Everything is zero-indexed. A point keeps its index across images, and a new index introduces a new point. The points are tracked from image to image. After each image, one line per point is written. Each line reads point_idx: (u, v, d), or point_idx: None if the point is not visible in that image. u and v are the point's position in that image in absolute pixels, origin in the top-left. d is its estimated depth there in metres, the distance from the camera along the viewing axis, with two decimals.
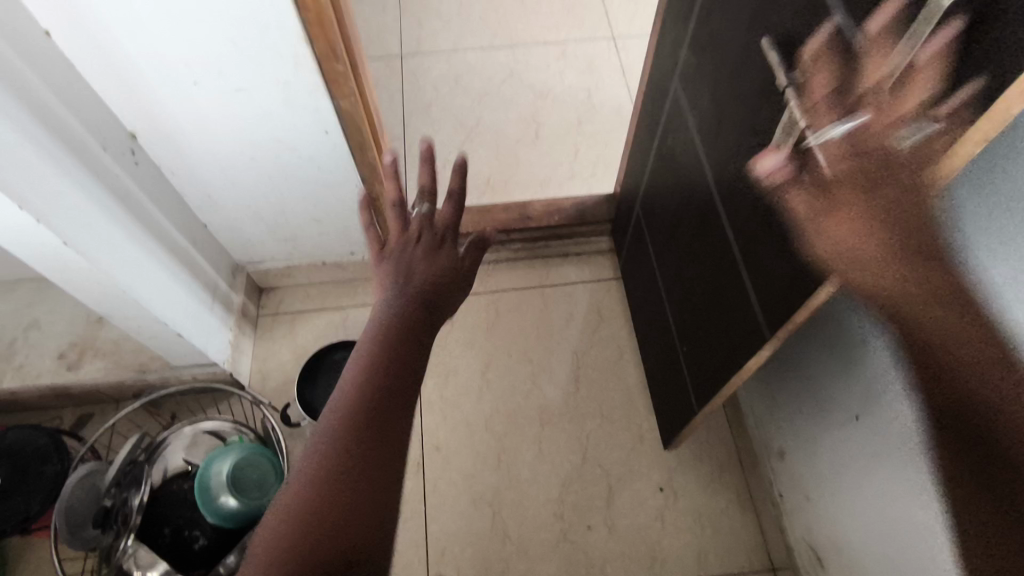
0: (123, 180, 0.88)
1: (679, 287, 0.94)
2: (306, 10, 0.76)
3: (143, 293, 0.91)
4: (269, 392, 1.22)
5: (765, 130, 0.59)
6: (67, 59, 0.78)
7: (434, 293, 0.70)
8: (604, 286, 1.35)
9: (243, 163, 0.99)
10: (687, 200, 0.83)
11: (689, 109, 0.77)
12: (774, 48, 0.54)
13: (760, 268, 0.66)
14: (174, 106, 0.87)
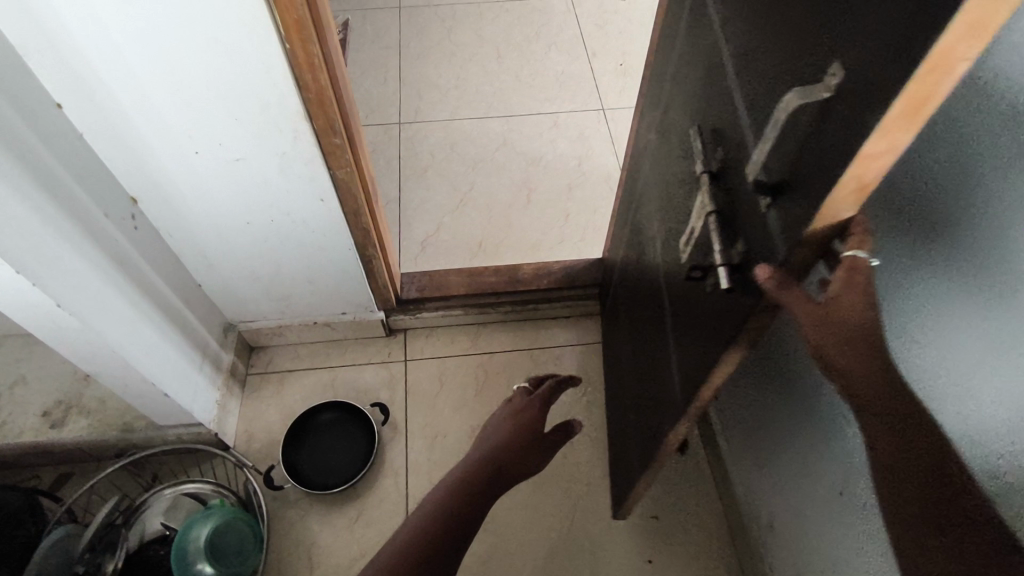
0: (122, 244, 0.91)
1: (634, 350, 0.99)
2: (308, 90, 0.81)
3: (135, 355, 0.92)
4: (254, 453, 1.21)
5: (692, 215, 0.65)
6: (76, 129, 0.82)
7: (518, 445, 0.87)
8: (594, 350, 1.36)
9: (239, 227, 1.02)
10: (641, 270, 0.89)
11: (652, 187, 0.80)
12: (701, 135, 0.61)
13: (682, 344, 0.71)
14: (175, 173, 0.90)
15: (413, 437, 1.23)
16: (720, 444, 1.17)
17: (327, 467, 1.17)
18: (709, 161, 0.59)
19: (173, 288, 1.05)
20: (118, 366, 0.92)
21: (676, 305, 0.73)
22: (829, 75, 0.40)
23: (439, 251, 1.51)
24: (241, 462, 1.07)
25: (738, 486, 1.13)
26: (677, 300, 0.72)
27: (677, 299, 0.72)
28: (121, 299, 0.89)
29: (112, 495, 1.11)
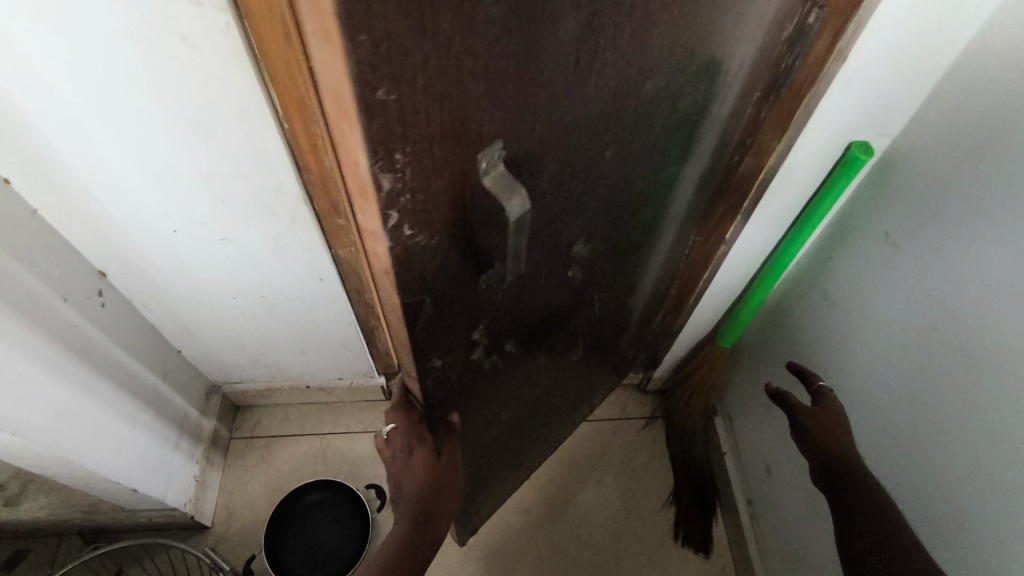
0: (86, 329, 0.78)
1: (588, 379, 1.02)
2: (310, 175, 0.68)
3: (92, 456, 0.80)
4: (234, 535, 1.09)
5: (558, 294, 0.67)
6: (28, 204, 0.67)
7: (430, 502, 0.67)
8: (610, 428, 1.24)
9: (225, 301, 0.88)
10: (626, 323, 0.97)
11: (594, 237, 0.62)
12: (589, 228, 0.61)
13: (500, 396, 0.76)
14: (149, 249, 0.76)
15: None
16: (750, 555, 1.07)
17: (314, 557, 1.06)
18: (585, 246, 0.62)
19: (148, 362, 0.91)
20: (72, 469, 0.79)
21: (532, 360, 0.76)
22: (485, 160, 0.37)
23: None
24: (217, 566, 0.92)
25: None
26: (528, 358, 0.75)
27: (530, 356, 0.75)
28: (81, 395, 0.76)
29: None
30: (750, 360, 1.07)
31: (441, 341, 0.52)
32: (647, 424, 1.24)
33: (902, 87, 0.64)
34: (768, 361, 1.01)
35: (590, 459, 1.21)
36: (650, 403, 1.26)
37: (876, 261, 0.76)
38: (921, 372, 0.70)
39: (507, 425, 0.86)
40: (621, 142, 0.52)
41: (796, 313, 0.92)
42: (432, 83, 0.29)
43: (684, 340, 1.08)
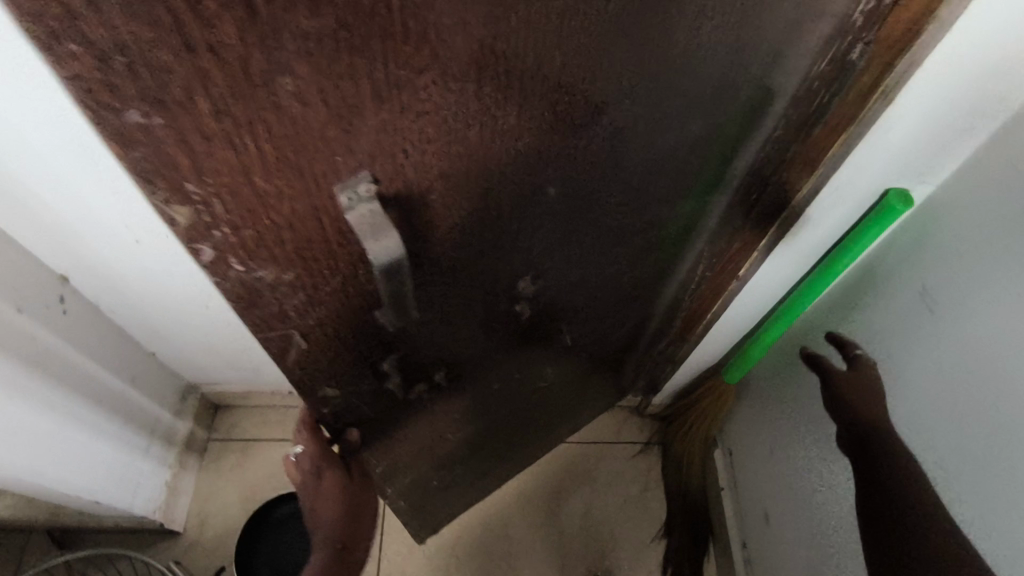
0: (45, 340, 0.74)
1: (573, 404, 0.96)
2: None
3: (49, 470, 0.76)
4: (206, 543, 1.06)
5: (513, 319, 0.60)
6: None
7: (345, 523, 0.59)
8: (605, 451, 1.17)
9: (196, 308, 0.84)
10: (618, 348, 0.92)
11: (562, 266, 0.55)
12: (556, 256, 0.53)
13: (454, 420, 0.70)
14: (111, 255, 0.72)
15: (388, 539, 1.07)
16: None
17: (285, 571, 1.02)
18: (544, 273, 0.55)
19: (116, 368, 0.87)
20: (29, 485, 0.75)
21: (488, 384, 0.70)
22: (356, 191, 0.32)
23: None
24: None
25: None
26: (484, 382, 0.68)
27: (485, 380, 0.68)
28: (36, 409, 0.72)
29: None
30: (754, 395, 1.00)
31: (337, 355, 0.48)
32: (643, 449, 1.17)
33: (939, 130, 0.56)
34: (777, 401, 0.93)
35: (579, 483, 1.15)
36: (648, 426, 1.19)
37: (884, 313, 0.70)
38: (947, 447, 0.61)
39: (471, 450, 0.81)
40: (594, 183, 0.46)
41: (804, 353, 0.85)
42: (245, 113, 0.25)
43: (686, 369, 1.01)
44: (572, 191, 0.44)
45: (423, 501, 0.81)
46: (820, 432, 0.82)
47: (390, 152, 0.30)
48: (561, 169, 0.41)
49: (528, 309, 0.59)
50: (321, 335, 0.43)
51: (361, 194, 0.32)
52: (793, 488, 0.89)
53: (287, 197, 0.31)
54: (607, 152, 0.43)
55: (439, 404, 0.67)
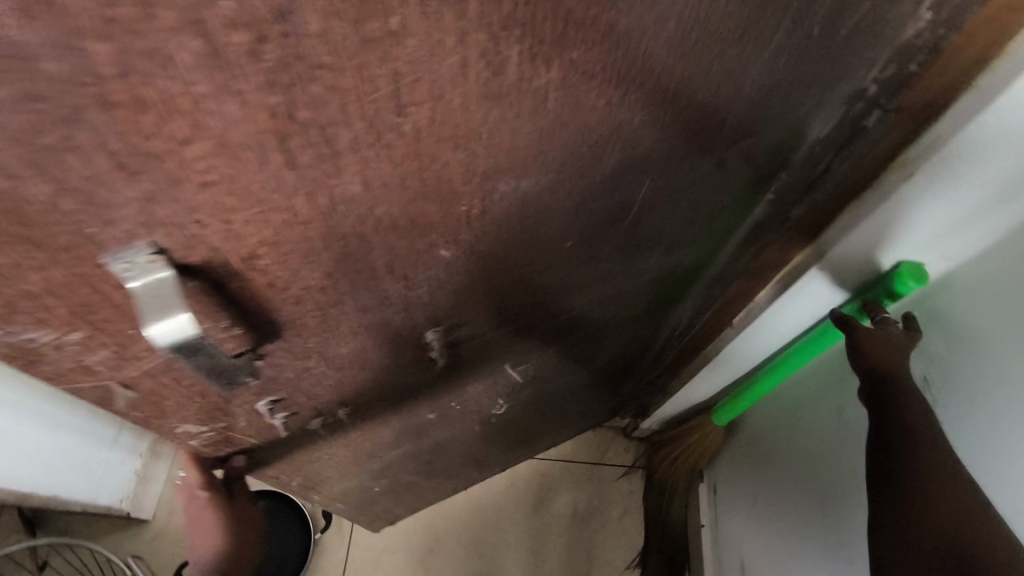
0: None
1: (549, 422, 0.92)
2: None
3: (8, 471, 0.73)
4: (171, 536, 1.03)
5: (483, 371, 0.52)
6: None
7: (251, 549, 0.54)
8: (585, 471, 1.13)
9: None
10: (605, 378, 0.86)
11: (539, 320, 0.48)
12: (532, 310, 0.45)
13: (414, 447, 0.64)
14: None
15: (356, 547, 1.05)
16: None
17: None
18: (523, 324, 0.47)
19: None
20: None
21: (456, 423, 0.63)
22: (134, 262, 0.20)
23: None
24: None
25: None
26: (450, 423, 0.61)
27: (452, 421, 0.61)
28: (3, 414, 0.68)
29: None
30: (749, 440, 0.94)
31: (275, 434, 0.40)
32: (626, 472, 1.13)
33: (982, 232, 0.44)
34: (778, 455, 0.85)
35: (557, 500, 1.11)
36: (635, 448, 1.15)
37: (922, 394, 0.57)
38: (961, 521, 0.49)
39: (427, 466, 0.76)
40: (556, 277, 0.41)
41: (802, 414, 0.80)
42: (9, 252, 0.19)
43: (677, 404, 0.95)
44: (522, 287, 0.39)
45: (371, 503, 0.79)
46: (817, 493, 0.75)
47: (262, 282, 0.25)
48: (514, 270, 0.36)
49: (497, 360, 0.51)
50: (231, 439, 0.39)
51: (142, 267, 0.21)
52: (783, 546, 0.82)
53: (49, 279, 0.20)
54: (565, 252, 0.38)
55: (400, 447, 0.60)
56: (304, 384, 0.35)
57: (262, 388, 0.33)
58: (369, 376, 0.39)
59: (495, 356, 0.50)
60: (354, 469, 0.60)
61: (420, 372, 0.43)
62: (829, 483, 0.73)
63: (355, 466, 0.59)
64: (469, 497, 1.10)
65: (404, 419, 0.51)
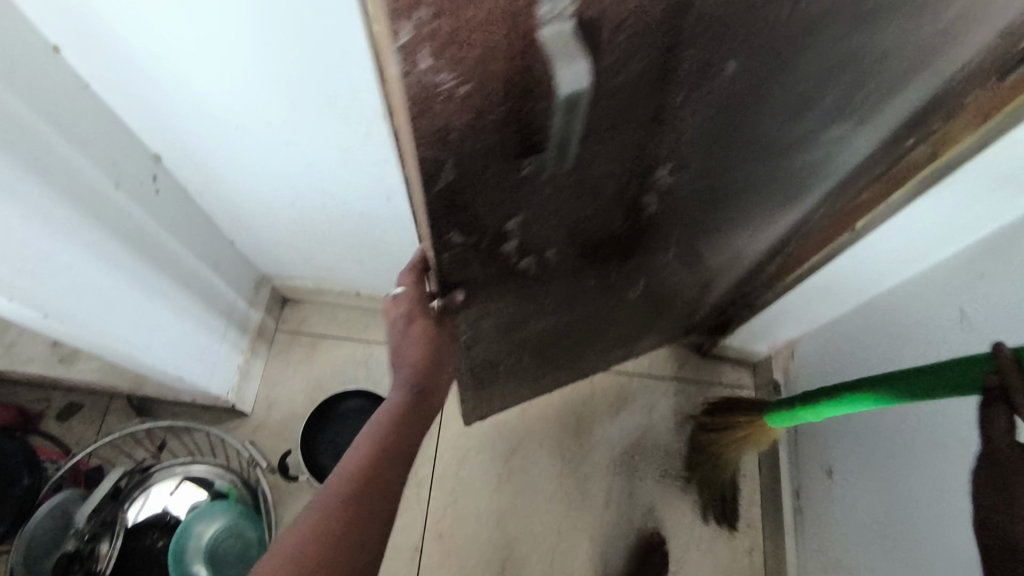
0: (134, 217, 0.72)
1: (649, 335, 1.02)
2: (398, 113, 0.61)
3: (141, 343, 0.78)
4: (273, 424, 1.11)
5: (642, 231, 0.58)
6: (89, 91, 0.62)
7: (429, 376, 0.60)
8: (663, 389, 1.17)
9: (283, 203, 0.84)
10: (697, 298, 0.93)
11: (707, 180, 0.54)
12: (703, 164, 0.50)
13: (554, 315, 0.73)
14: (213, 149, 0.72)
15: (443, 446, 1.11)
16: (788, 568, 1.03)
17: None
18: (695, 180, 0.52)
19: (199, 251, 0.88)
20: (128, 358, 0.78)
21: (593, 294, 0.70)
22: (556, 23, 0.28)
23: None
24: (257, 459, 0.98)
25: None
26: (588, 291, 0.69)
27: (590, 290, 0.69)
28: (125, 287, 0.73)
29: (121, 456, 1.04)
30: (818, 351, 0.98)
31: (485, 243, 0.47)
32: (702, 387, 1.17)
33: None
34: (852, 352, 0.89)
35: (635, 411, 1.16)
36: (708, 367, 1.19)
37: (997, 281, 0.63)
38: None
39: (548, 347, 0.84)
40: (737, 122, 0.46)
41: (876, 316, 0.83)
42: None
43: (756, 323, 1.03)
44: (737, 135, 0.48)
45: (483, 383, 0.86)
46: None
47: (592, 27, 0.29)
48: (715, 100, 0.42)
49: (656, 222, 0.57)
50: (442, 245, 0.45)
51: (561, 36, 0.29)
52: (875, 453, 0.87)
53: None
54: (794, 96, 0.46)
55: (550, 307, 0.69)
56: (533, 204, 0.45)
57: (521, 199, 0.44)
58: (585, 210, 0.49)
59: (659, 215, 0.56)
60: (517, 325, 0.70)
61: (602, 206, 0.49)
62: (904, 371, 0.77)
63: (512, 319, 0.67)
64: (550, 402, 1.15)
65: (556, 265, 0.58)
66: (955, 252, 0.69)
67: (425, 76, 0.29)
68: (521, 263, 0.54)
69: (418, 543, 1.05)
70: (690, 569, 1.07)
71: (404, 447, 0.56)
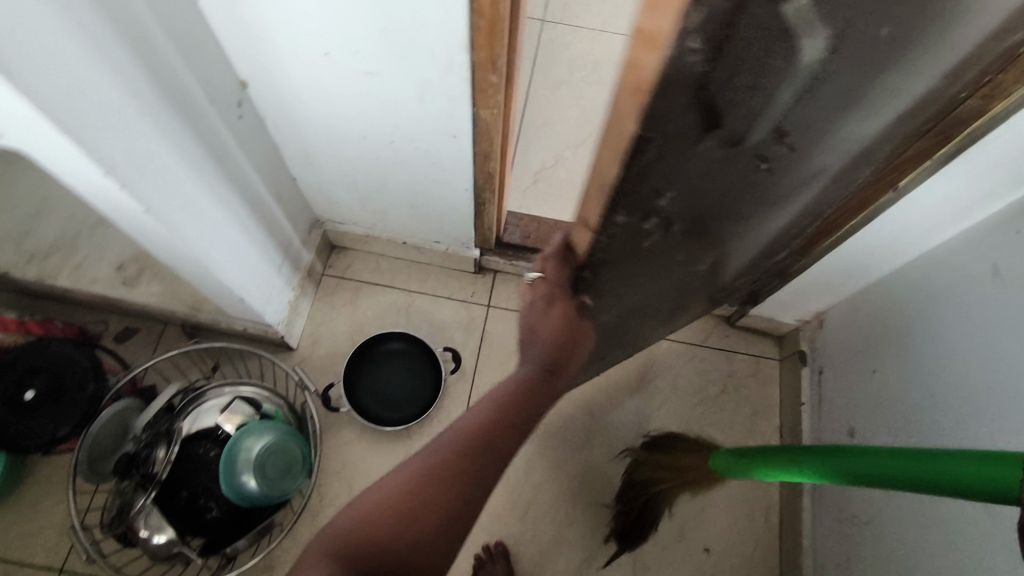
0: (220, 133, 0.78)
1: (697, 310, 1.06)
2: (479, 47, 0.67)
3: (216, 258, 0.83)
4: (317, 360, 1.16)
5: (746, 211, 0.65)
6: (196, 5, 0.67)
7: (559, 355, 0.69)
8: (690, 355, 1.21)
9: (353, 139, 0.89)
10: (746, 277, 0.98)
11: (820, 159, 0.60)
12: (827, 144, 0.57)
13: (642, 291, 0.81)
14: (296, 75, 0.77)
15: (476, 393, 1.16)
16: (803, 531, 1.06)
17: (388, 399, 1.11)
18: (811, 159, 0.59)
19: (267, 182, 0.94)
20: (203, 272, 0.84)
21: (682, 273, 0.78)
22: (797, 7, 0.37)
23: (551, 188, 1.32)
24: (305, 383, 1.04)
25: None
26: (679, 269, 0.77)
27: (681, 269, 0.77)
28: (209, 200, 0.78)
29: (174, 371, 1.11)
30: (847, 320, 1.02)
31: (633, 207, 0.55)
32: (728, 356, 1.21)
33: None
34: (883, 318, 0.93)
35: (663, 373, 1.20)
36: (736, 337, 1.22)
37: None
38: None
39: (618, 317, 0.89)
40: (866, 104, 0.52)
41: (908, 282, 0.88)
42: None
43: (789, 293, 1.07)
44: (832, 133, 0.56)
45: None
46: (928, 348, 0.83)
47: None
48: (860, 81, 0.48)
49: (760, 205, 0.65)
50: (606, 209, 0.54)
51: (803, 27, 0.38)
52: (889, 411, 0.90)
53: None
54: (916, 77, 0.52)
55: (642, 280, 0.76)
56: (683, 184, 0.54)
57: (679, 169, 0.51)
58: (716, 186, 0.57)
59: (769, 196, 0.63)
60: (613, 292, 0.77)
61: (731, 179, 0.56)
62: (942, 329, 0.80)
63: (608, 286, 0.74)
64: None
65: (671, 241, 0.66)
66: (1000, 210, 0.72)
67: (683, 54, 0.37)
68: (650, 235, 0.63)
69: None
70: (708, 525, 1.11)
71: (525, 412, 0.65)
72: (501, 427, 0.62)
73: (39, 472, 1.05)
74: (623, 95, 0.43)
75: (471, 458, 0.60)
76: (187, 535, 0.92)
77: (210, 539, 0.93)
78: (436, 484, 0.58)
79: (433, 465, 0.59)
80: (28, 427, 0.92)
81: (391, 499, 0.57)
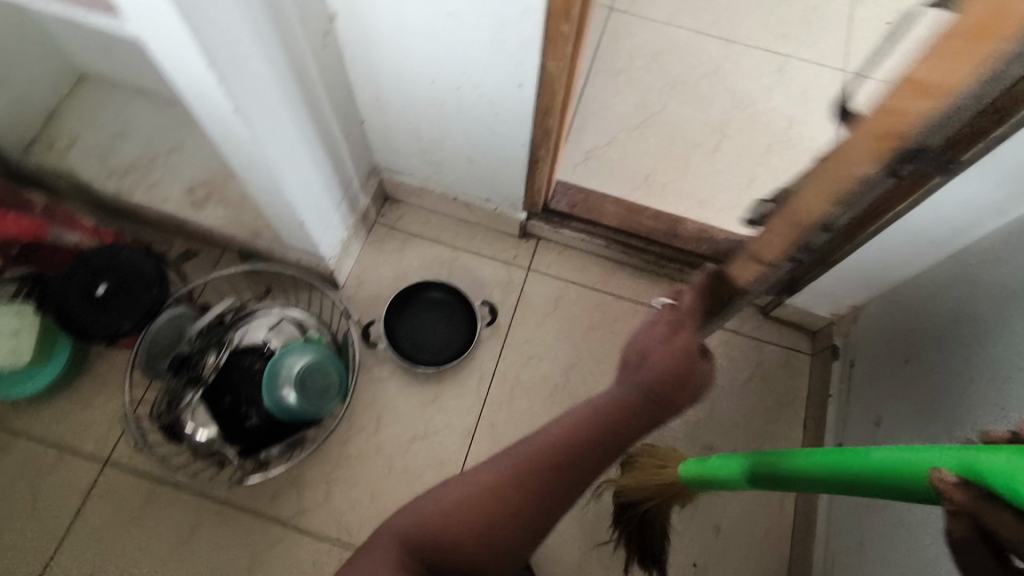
0: (305, 57, 0.84)
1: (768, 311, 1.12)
2: None
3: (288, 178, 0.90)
4: (361, 301, 1.22)
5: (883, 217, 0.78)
6: None
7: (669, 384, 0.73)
8: (721, 339, 1.23)
9: (423, 84, 0.95)
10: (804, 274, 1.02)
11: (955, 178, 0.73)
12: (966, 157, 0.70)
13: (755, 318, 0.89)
14: (380, 13, 0.83)
15: (508, 349, 1.19)
16: (817, 518, 1.06)
17: (424, 343, 1.16)
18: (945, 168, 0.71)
19: (338, 118, 1.00)
20: (275, 189, 0.90)
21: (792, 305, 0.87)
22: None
23: (601, 166, 1.36)
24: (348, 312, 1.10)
25: (816, 561, 1.03)
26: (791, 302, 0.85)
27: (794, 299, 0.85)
28: (289, 121, 0.85)
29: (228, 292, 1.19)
30: (883, 313, 1.03)
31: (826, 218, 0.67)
32: (759, 345, 1.22)
33: None
34: (921, 310, 0.93)
35: None
36: (769, 328, 1.23)
37: None
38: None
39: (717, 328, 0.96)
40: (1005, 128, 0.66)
41: (950, 273, 0.88)
42: None
43: (827, 284, 1.08)
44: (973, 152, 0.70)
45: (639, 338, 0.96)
46: (963, 338, 0.84)
47: None
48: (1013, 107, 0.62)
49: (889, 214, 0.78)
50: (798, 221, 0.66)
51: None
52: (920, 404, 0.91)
53: None
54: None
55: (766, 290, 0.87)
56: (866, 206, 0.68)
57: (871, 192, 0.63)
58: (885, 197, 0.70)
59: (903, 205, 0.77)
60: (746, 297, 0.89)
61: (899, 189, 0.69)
62: (979, 320, 0.81)
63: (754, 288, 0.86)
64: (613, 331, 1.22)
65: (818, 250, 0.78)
66: None
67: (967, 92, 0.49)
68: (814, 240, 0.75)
69: (473, 427, 1.14)
70: (722, 504, 1.13)
71: (596, 440, 0.69)
72: (574, 448, 0.69)
73: (97, 371, 1.13)
74: (882, 128, 0.54)
75: (539, 474, 0.67)
76: (227, 437, 0.98)
77: (245, 445, 0.99)
78: (506, 500, 0.65)
79: (490, 485, 0.66)
80: (94, 321, 0.98)
81: (458, 510, 0.65)
